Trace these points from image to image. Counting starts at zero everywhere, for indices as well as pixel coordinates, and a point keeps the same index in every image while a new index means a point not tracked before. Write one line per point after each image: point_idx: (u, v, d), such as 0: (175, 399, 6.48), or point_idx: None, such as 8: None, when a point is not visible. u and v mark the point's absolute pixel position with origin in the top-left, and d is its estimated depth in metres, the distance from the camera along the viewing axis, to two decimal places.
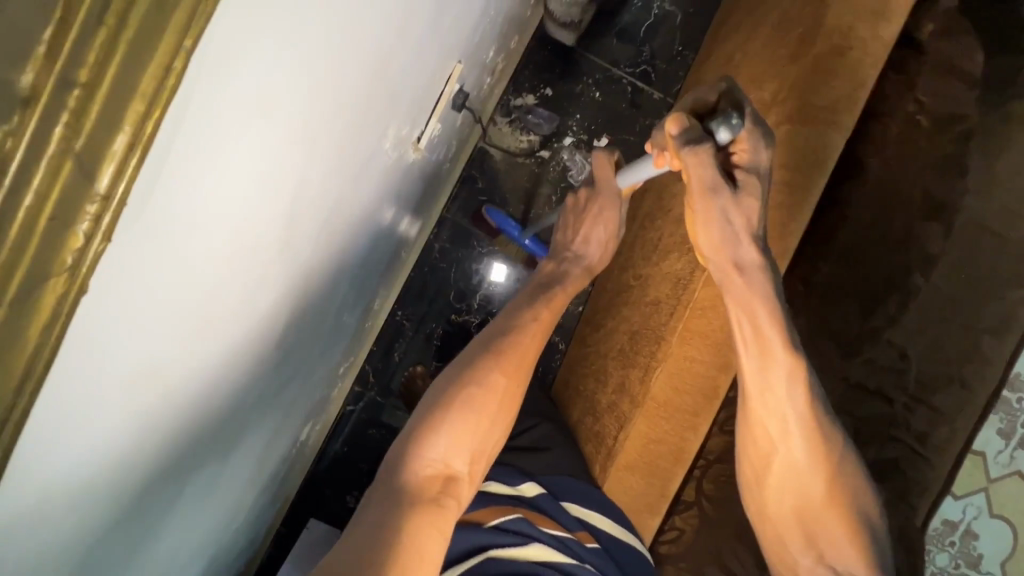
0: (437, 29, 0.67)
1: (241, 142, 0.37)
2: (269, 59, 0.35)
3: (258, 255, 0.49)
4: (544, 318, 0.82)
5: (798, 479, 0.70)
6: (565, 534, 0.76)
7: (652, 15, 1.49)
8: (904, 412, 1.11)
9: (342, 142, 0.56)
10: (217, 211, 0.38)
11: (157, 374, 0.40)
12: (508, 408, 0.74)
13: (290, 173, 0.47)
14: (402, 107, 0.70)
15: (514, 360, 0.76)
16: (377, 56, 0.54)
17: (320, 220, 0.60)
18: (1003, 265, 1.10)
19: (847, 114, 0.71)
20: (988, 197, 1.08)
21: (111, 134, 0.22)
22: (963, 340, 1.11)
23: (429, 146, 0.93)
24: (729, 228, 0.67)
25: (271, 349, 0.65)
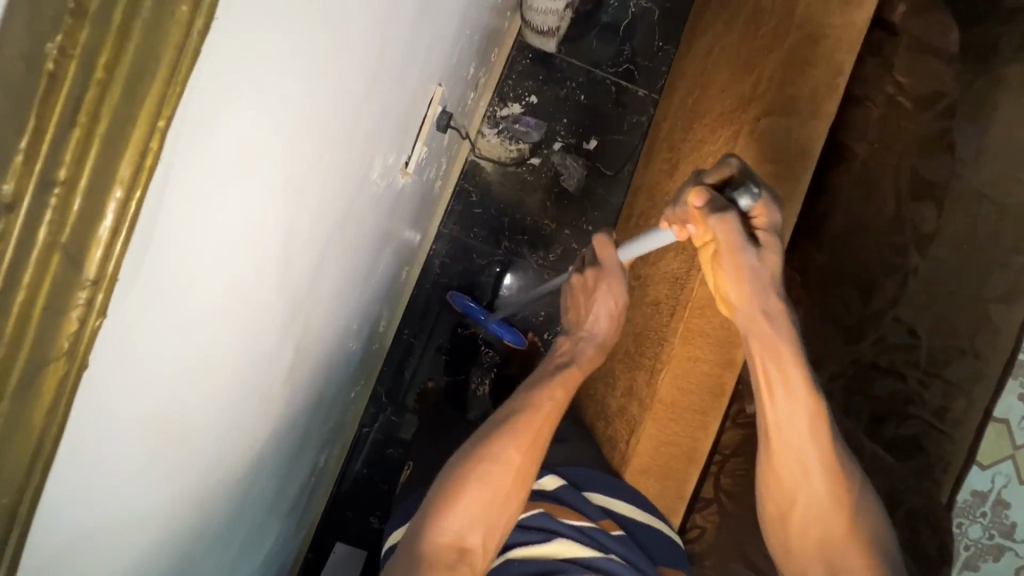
0: (412, 58, 0.68)
1: (222, 209, 0.38)
2: (243, 125, 0.36)
3: (256, 306, 0.50)
4: (558, 390, 0.77)
5: (818, 520, 0.67)
6: (589, 525, 0.74)
7: (629, 13, 1.49)
8: (918, 388, 1.11)
9: (328, 185, 0.57)
10: (208, 276, 0.39)
11: (170, 435, 0.42)
12: (524, 485, 0.70)
13: (278, 224, 0.48)
14: (384, 139, 0.71)
15: (529, 434, 0.72)
16: (355, 93, 0.54)
17: (315, 260, 0.62)
18: (1006, 232, 1.09)
19: (827, 100, 0.71)
20: (982, 167, 1.08)
21: (94, 223, 0.23)
22: (973, 312, 1.10)
23: (418, 168, 0.95)
24: (761, 285, 0.65)
25: (282, 385, 0.67)
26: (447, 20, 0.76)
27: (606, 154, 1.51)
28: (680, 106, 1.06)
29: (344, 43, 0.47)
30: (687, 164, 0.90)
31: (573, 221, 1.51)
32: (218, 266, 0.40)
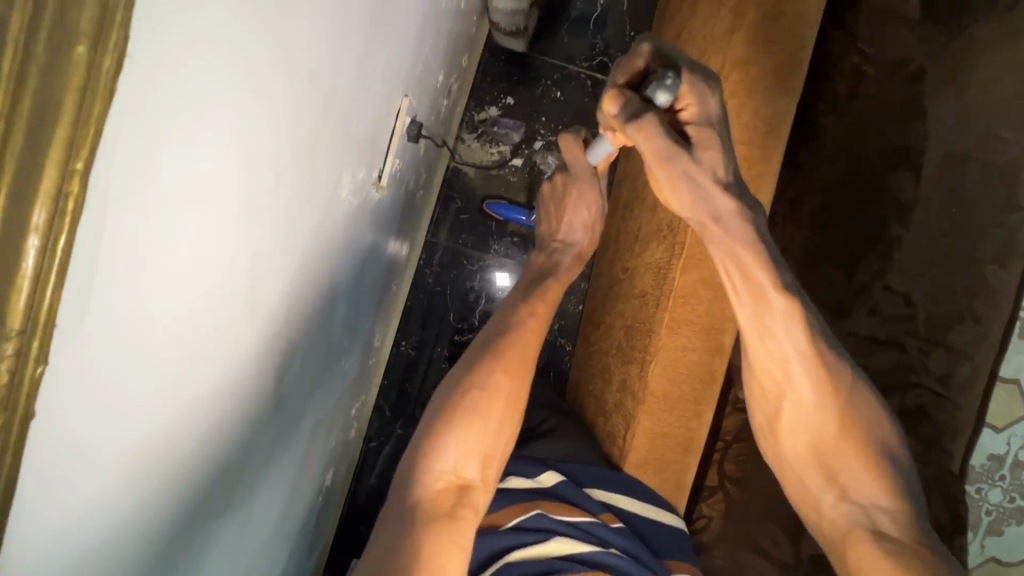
0: (375, 60, 0.68)
1: (191, 187, 0.37)
2: (211, 107, 0.37)
3: (243, 289, 0.51)
4: (539, 310, 0.79)
5: (809, 425, 0.67)
6: (588, 521, 0.73)
7: (598, 7, 1.49)
8: (919, 356, 1.09)
9: (303, 177, 0.58)
10: (189, 253, 0.40)
11: (163, 416, 0.42)
12: (514, 407, 0.73)
13: (258, 208, 0.49)
14: (354, 147, 0.71)
15: (513, 359, 0.74)
16: (320, 79, 0.54)
17: (298, 251, 0.62)
18: (995, 191, 1.08)
19: (791, 78, 0.70)
20: (964, 128, 1.07)
21: (12, 274, 0.23)
22: (968, 275, 1.09)
23: (393, 180, 0.94)
24: (700, 182, 0.65)
25: (280, 378, 0.68)
26: (406, 30, 0.76)
27: None
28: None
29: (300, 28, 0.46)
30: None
31: None
32: (199, 244, 0.41)
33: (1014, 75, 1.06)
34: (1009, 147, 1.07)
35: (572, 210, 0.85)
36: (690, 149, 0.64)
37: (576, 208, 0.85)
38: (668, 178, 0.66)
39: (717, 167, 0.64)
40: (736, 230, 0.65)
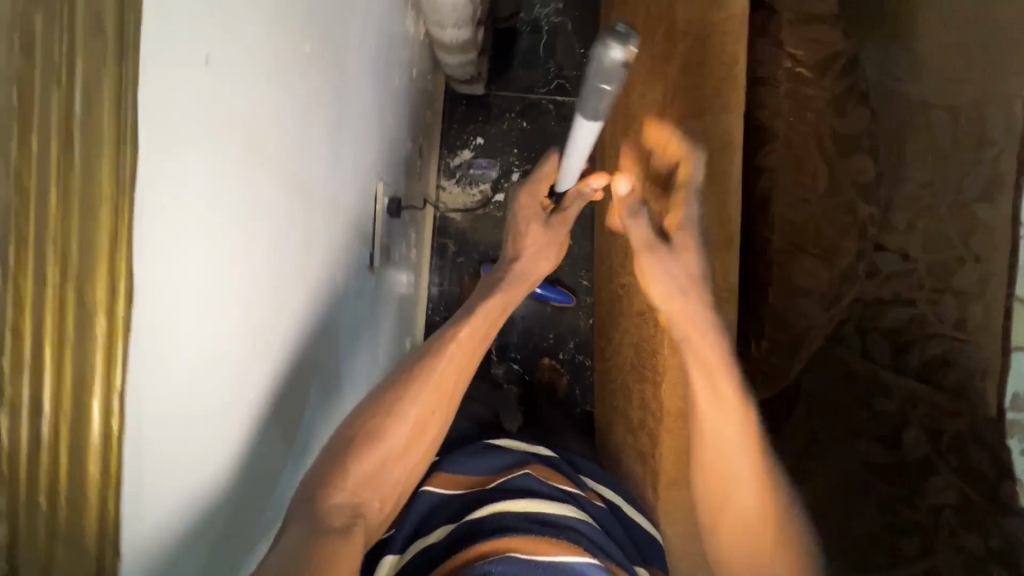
0: (343, 155, 0.73)
1: (198, 214, 0.39)
2: (183, 59, 0.36)
3: (243, 292, 0.48)
4: (464, 338, 0.69)
5: (746, 529, 0.65)
6: (574, 490, 0.77)
7: (544, 33, 1.54)
8: (930, 308, 1.10)
9: (291, 208, 0.58)
10: (182, 228, 0.37)
11: (177, 410, 0.39)
12: (432, 430, 0.65)
13: (248, 205, 0.48)
14: (340, 235, 0.75)
15: (439, 382, 0.66)
16: (300, 131, 0.58)
17: (295, 278, 0.60)
18: (963, 132, 1.09)
19: (733, 91, 0.70)
20: (918, 79, 1.09)
21: (82, 488, 0.29)
22: (957, 217, 1.10)
23: (385, 256, 0.99)
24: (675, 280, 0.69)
25: (299, 418, 0.64)
26: (367, 125, 0.82)
27: None
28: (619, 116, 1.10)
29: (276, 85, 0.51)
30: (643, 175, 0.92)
31: None
32: (196, 224, 0.39)
33: (954, 18, 1.08)
34: (968, 87, 1.08)
35: (527, 222, 0.78)
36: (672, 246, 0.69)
37: (530, 226, 0.78)
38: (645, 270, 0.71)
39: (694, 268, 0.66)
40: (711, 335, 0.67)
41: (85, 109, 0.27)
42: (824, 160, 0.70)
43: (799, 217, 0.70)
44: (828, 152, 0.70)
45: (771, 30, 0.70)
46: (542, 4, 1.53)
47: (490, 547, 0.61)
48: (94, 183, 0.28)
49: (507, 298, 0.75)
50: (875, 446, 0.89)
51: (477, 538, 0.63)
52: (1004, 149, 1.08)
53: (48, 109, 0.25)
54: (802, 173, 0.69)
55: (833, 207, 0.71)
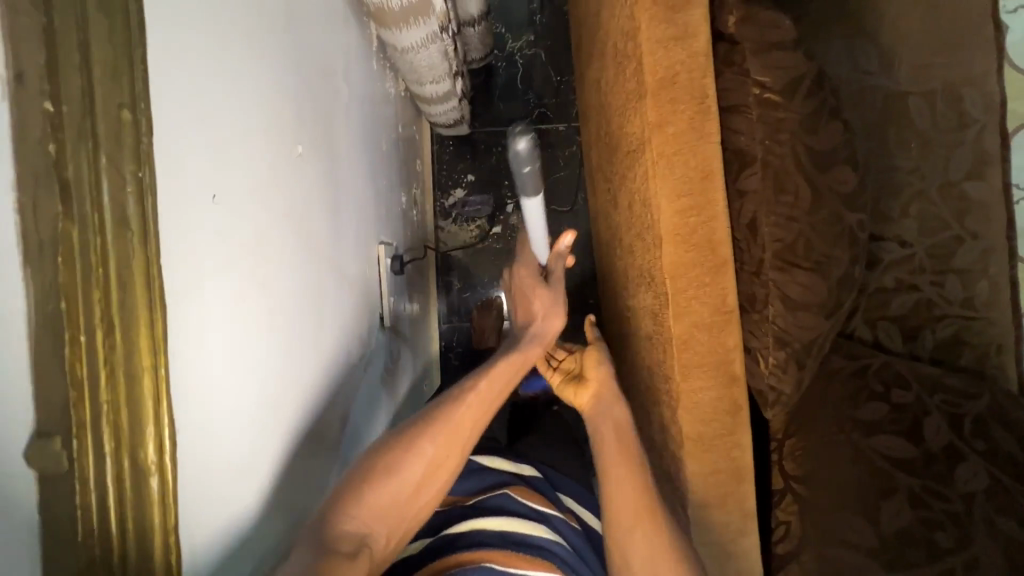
0: (344, 232, 0.75)
1: (209, 244, 0.42)
2: (188, 133, 0.40)
3: (254, 350, 0.50)
4: (483, 387, 0.69)
5: (657, 553, 0.69)
6: (549, 512, 0.77)
7: (519, 66, 1.57)
8: (935, 290, 1.11)
9: (300, 279, 0.60)
10: (186, 286, 0.40)
11: (189, 454, 0.40)
12: (446, 471, 0.63)
13: (258, 268, 0.50)
14: (349, 309, 0.78)
15: (459, 426, 0.66)
16: (307, 182, 0.62)
17: (306, 346, 0.62)
18: (942, 115, 1.10)
19: (709, 124, 0.72)
20: (890, 70, 1.11)
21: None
22: (948, 198, 1.11)
23: (393, 314, 1.01)
24: (604, 401, 0.86)
25: (316, 473, 0.64)
26: (361, 197, 0.84)
27: (555, 194, 1.58)
28: (605, 141, 1.12)
29: (281, 140, 0.56)
30: (633, 201, 0.92)
31: None
32: (210, 254, 0.43)
33: (916, 6, 1.10)
34: (941, 72, 1.10)
35: (536, 290, 0.90)
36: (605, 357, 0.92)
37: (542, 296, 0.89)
38: (572, 389, 0.91)
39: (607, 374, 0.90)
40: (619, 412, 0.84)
41: (121, 290, 0.34)
42: (804, 177, 0.71)
43: (787, 235, 0.72)
44: (805, 167, 0.71)
45: (736, 59, 0.72)
46: (513, 37, 1.56)
47: (471, 555, 0.64)
48: (133, 346, 0.35)
49: (524, 358, 0.78)
50: (900, 439, 0.88)
51: (455, 549, 0.65)
52: (983, 127, 1.10)
53: (87, 301, 0.33)
54: (785, 192, 0.71)
55: (820, 220, 0.72)
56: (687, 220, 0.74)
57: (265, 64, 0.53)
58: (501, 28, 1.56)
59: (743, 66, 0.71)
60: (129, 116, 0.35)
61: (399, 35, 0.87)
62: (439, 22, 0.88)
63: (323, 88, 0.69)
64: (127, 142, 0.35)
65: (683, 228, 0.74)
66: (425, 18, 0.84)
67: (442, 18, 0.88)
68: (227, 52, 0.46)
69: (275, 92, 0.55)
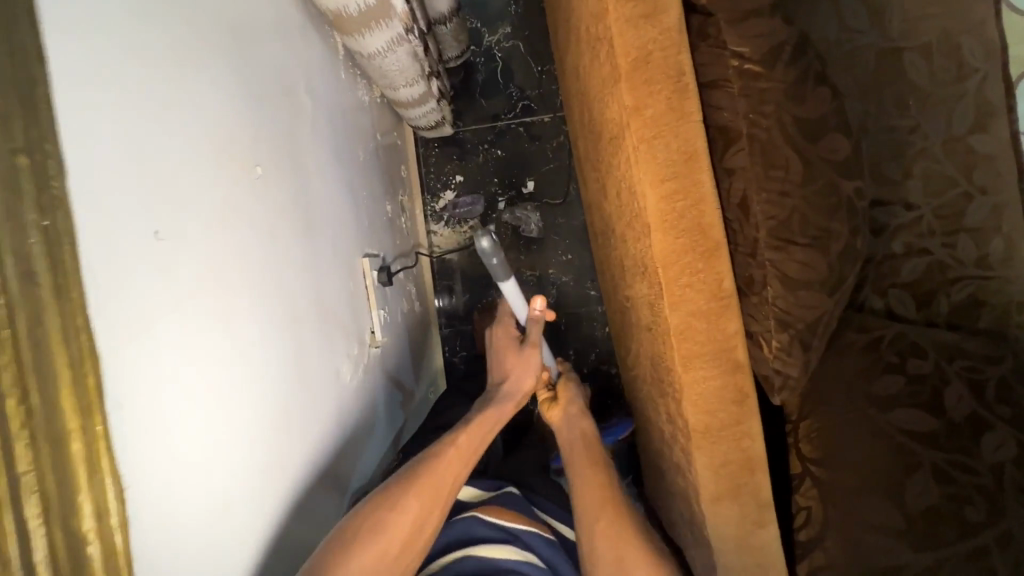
0: (322, 251, 0.73)
1: (155, 288, 0.42)
2: (120, 168, 0.39)
3: (224, 390, 0.49)
4: (463, 441, 0.75)
5: (620, 534, 0.80)
6: (524, 531, 0.82)
7: (498, 59, 1.54)
8: (947, 252, 1.06)
9: (275, 308, 0.59)
10: (128, 326, 0.39)
11: (142, 492, 0.40)
12: (433, 524, 0.68)
13: (220, 303, 0.49)
14: (335, 329, 0.76)
15: (443, 480, 0.70)
16: (275, 206, 0.60)
17: (288, 374, 0.61)
18: (940, 68, 1.05)
19: (688, 102, 0.69)
20: (881, 26, 1.06)
21: None
22: (953, 154, 1.06)
23: (387, 327, 0.99)
24: (574, 416, 0.96)
25: (303, 496, 0.64)
26: (339, 214, 0.82)
27: (547, 187, 1.55)
28: (589, 128, 1.09)
29: (241, 165, 0.54)
30: (621, 189, 0.89)
31: (552, 259, 1.56)
32: (157, 297, 0.42)
33: None
34: (934, 22, 1.05)
35: (506, 344, 0.92)
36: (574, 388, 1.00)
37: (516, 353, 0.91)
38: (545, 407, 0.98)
39: (576, 398, 0.99)
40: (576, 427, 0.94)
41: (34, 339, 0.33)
42: (793, 149, 0.68)
43: (781, 211, 0.68)
44: (794, 138, 0.67)
45: (711, 31, 0.68)
46: (490, 32, 1.53)
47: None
48: (53, 393, 0.34)
49: (498, 415, 0.83)
50: (920, 412, 0.84)
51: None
52: (985, 77, 1.04)
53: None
54: (774, 166, 0.68)
55: (814, 193, 0.68)
56: (674, 205, 0.70)
57: (215, 88, 0.51)
58: (476, 24, 1.53)
59: (718, 37, 0.67)
60: (26, 161, 0.33)
61: (363, 41, 0.84)
62: (403, 24, 0.85)
63: (286, 106, 0.67)
64: (26, 183, 0.33)
65: (669, 213, 0.70)
66: (387, 21, 0.81)
67: (406, 19, 0.85)
68: (165, 82, 0.45)
69: (230, 117, 0.53)
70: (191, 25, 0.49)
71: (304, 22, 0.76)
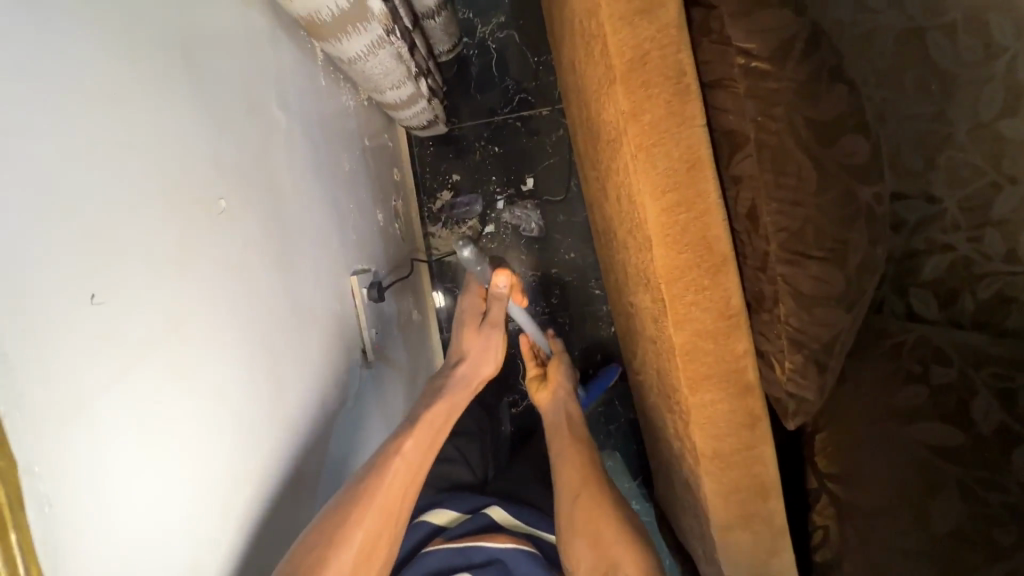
0: (301, 278, 0.69)
1: (98, 355, 0.37)
2: (41, 233, 0.34)
3: (182, 451, 0.45)
4: (409, 449, 0.72)
5: (598, 506, 0.82)
6: (504, 549, 0.84)
7: (492, 51, 1.47)
8: (971, 247, 0.99)
9: (242, 352, 0.55)
10: (62, 414, 0.34)
11: None
12: (383, 544, 0.67)
13: (172, 364, 0.45)
14: (317, 357, 0.72)
15: (386, 499, 0.68)
16: (238, 235, 0.56)
17: (258, 420, 0.57)
18: (965, 48, 0.97)
19: (690, 106, 0.63)
20: (901, 5, 0.98)
21: None
22: (981, 142, 0.98)
23: (378, 344, 0.96)
24: (561, 398, 1.00)
25: (274, 532, 0.61)
26: (321, 234, 0.78)
27: (547, 184, 1.49)
28: (587, 126, 1.03)
29: (194, 197, 0.49)
30: (620, 196, 0.84)
31: (553, 258, 1.51)
32: (99, 364, 0.37)
33: None
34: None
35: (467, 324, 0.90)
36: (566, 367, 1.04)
37: (474, 337, 0.90)
38: (534, 384, 1.05)
39: (567, 377, 1.03)
40: (557, 410, 0.98)
41: None
42: (806, 153, 0.61)
43: (793, 222, 0.63)
44: (808, 143, 0.61)
45: (714, 27, 0.62)
46: (482, 22, 1.46)
47: None
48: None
49: (450, 406, 0.82)
50: (944, 426, 0.79)
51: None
52: (1017, 56, 0.95)
53: None
54: (786, 174, 0.62)
55: (830, 203, 0.62)
56: (676, 219, 0.65)
57: (159, 121, 0.46)
58: (468, 14, 1.46)
59: (722, 33, 0.61)
60: None
61: (341, 46, 0.79)
62: (383, 26, 0.79)
63: (254, 127, 0.62)
64: None
65: (671, 227, 0.65)
66: (364, 24, 0.76)
67: (386, 21, 0.80)
68: (96, 121, 0.39)
69: (180, 151, 0.48)
70: (127, 53, 0.43)
71: (273, 32, 0.71)
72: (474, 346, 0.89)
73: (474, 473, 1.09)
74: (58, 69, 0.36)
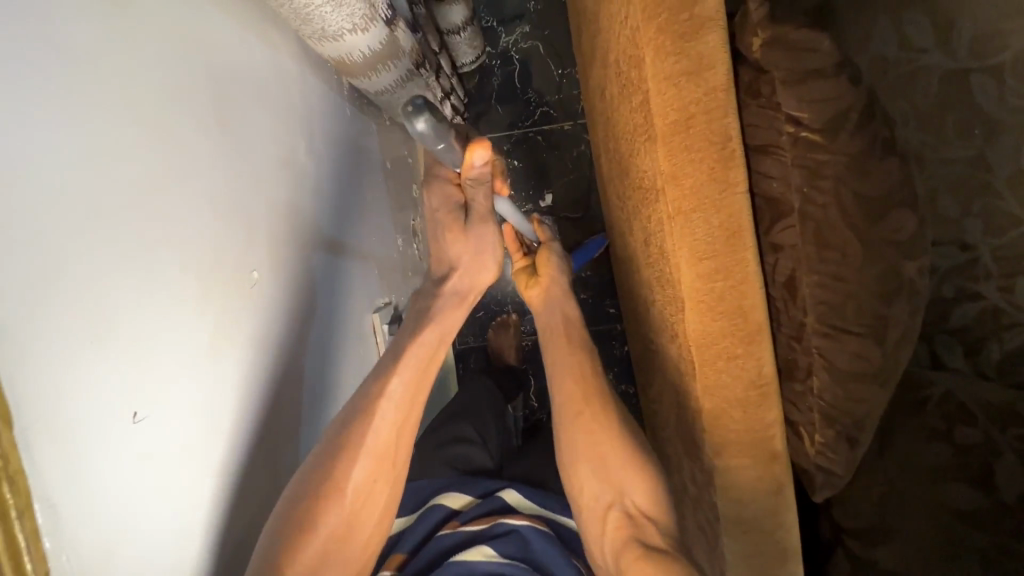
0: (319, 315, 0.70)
1: (131, 458, 0.39)
2: (82, 357, 0.35)
3: (203, 517, 0.47)
4: (397, 394, 0.64)
5: (596, 422, 0.76)
6: (516, 525, 0.79)
7: (516, 61, 1.43)
8: (1002, 296, 0.97)
9: (260, 415, 0.56)
10: (98, 536, 0.36)
11: None
12: (380, 485, 0.63)
13: (199, 439, 0.46)
14: (331, 397, 0.73)
15: (379, 447, 0.63)
16: (262, 295, 0.56)
17: (268, 474, 0.59)
18: (1012, 93, 0.93)
19: (733, 170, 0.61)
20: (949, 46, 0.94)
21: None
22: (1021, 190, 0.94)
23: None
24: (554, 294, 0.90)
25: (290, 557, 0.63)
26: (345, 274, 0.78)
27: (566, 199, 1.47)
28: (614, 156, 1.00)
29: (223, 270, 0.50)
30: (649, 242, 0.82)
31: None
32: (131, 465, 0.39)
33: None
34: (1011, 42, 0.92)
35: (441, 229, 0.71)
36: (558, 256, 0.92)
37: (458, 239, 0.71)
38: (525, 281, 0.93)
39: (560, 269, 0.91)
40: (553, 311, 0.88)
41: None
42: (852, 231, 0.59)
43: (833, 296, 0.61)
44: (855, 220, 0.59)
45: (764, 90, 0.59)
46: (507, 32, 1.42)
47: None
48: None
49: (442, 331, 0.70)
50: (964, 487, 0.80)
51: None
52: None
53: None
54: (828, 247, 0.60)
55: (873, 279, 0.60)
56: (711, 285, 0.64)
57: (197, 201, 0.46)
58: (492, 23, 1.42)
59: (771, 99, 0.59)
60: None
61: (369, 82, 0.76)
62: (412, 59, 0.77)
63: (283, 178, 0.62)
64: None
65: (706, 293, 0.64)
66: (396, 61, 0.73)
67: (415, 55, 0.77)
68: (134, 225, 0.40)
69: (210, 231, 0.48)
70: (157, 145, 0.42)
71: (303, 71, 0.69)
72: (460, 257, 0.72)
73: (491, 456, 1.00)
74: (85, 190, 0.36)
